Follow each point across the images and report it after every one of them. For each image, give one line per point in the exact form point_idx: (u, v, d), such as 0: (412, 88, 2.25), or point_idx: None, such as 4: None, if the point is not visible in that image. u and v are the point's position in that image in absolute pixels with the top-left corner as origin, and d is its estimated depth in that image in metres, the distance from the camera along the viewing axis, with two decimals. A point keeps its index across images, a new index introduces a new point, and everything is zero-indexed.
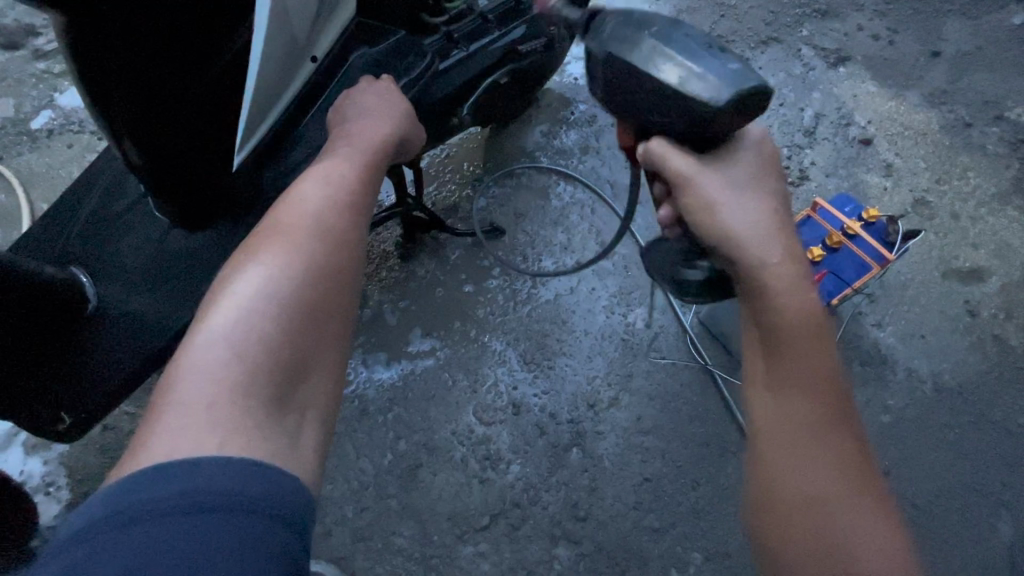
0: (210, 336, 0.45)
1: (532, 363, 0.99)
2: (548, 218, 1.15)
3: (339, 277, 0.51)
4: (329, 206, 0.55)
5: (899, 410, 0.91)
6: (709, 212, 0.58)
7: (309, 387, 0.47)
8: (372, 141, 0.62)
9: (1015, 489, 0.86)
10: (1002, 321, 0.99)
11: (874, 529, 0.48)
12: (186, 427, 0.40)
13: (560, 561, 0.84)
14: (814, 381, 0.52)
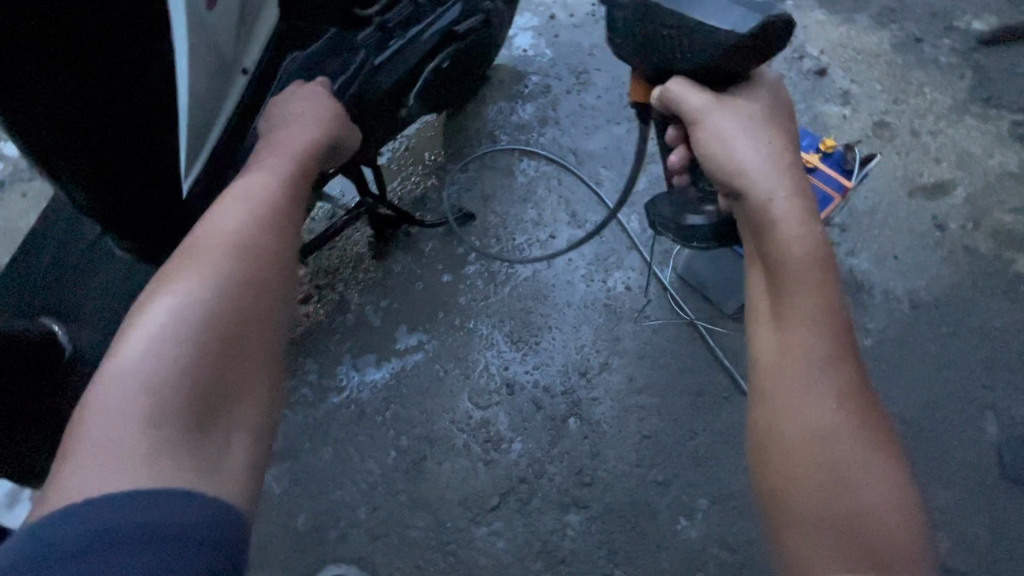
0: (122, 366, 0.41)
1: (519, 342, 1.00)
2: (516, 195, 1.14)
3: (269, 295, 0.49)
4: (253, 221, 0.52)
5: (880, 332, 0.94)
6: (724, 145, 0.60)
7: (234, 414, 0.44)
8: (298, 153, 0.59)
9: (998, 391, 0.89)
10: (971, 231, 1.00)
11: (879, 462, 0.45)
12: (103, 461, 0.37)
13: (573, 527, 0.86)
14: (823, 314, 0.50)
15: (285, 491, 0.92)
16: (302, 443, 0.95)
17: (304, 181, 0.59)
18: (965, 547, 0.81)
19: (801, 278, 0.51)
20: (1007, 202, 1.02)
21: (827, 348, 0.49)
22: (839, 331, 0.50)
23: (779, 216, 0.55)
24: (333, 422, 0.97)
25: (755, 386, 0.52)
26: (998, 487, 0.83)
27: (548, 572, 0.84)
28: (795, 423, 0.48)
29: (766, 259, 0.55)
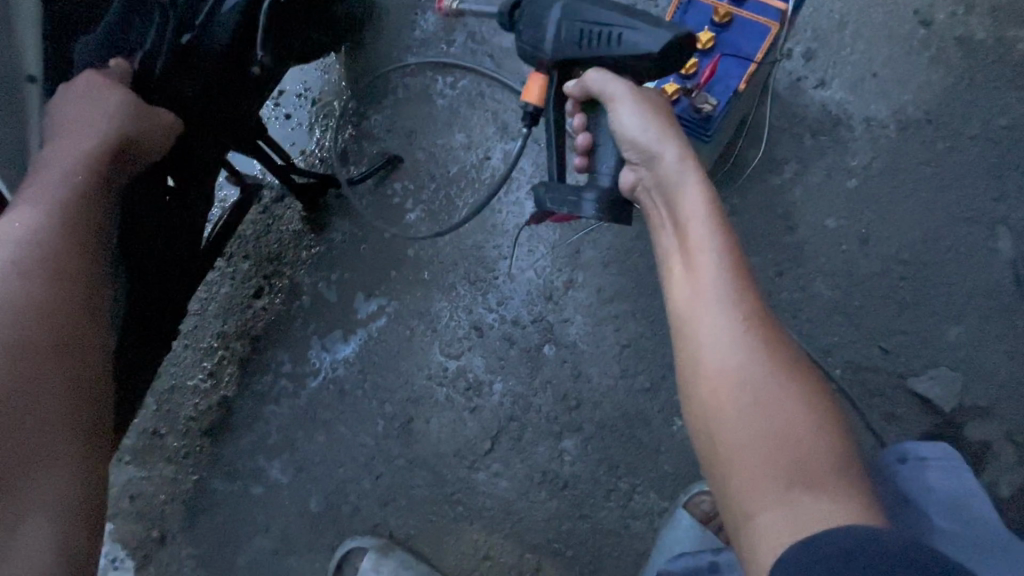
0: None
1: (477, 282, 0.93)
2: (440, 121, 1.02)
3: (44, 353, 0.52)
4: (20, 270, 0.53)
5: (865, 169, 0.82)
6: (624, 114, 0.59)
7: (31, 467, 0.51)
8: (69, 174, 0.57)
9: (1009, 201, 0.78)
10: (964, 17, 0.83)
11: (802, 402, 0.46)
12: None
13: (569, 452, 0.84)
14: (727, 257, 0.51)
15: (291, 480, 0.94)
16: (293, 434, 0.95)
17: (90, 210, 0.58)
18: (979, 380, 0.75)
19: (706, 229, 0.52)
20: None
21: (730, 286, 0.50)
22: (741, 273, 0.51)
23: (677, 179, 0.56)
24: (317, 406, 0.96)
25: (679, 340, 0.51)
26: (1013, 309, 0.76)
27: (554, 499, 0.84)
28: (721, 371, 0.47)
29: (675, 214, 0.55)
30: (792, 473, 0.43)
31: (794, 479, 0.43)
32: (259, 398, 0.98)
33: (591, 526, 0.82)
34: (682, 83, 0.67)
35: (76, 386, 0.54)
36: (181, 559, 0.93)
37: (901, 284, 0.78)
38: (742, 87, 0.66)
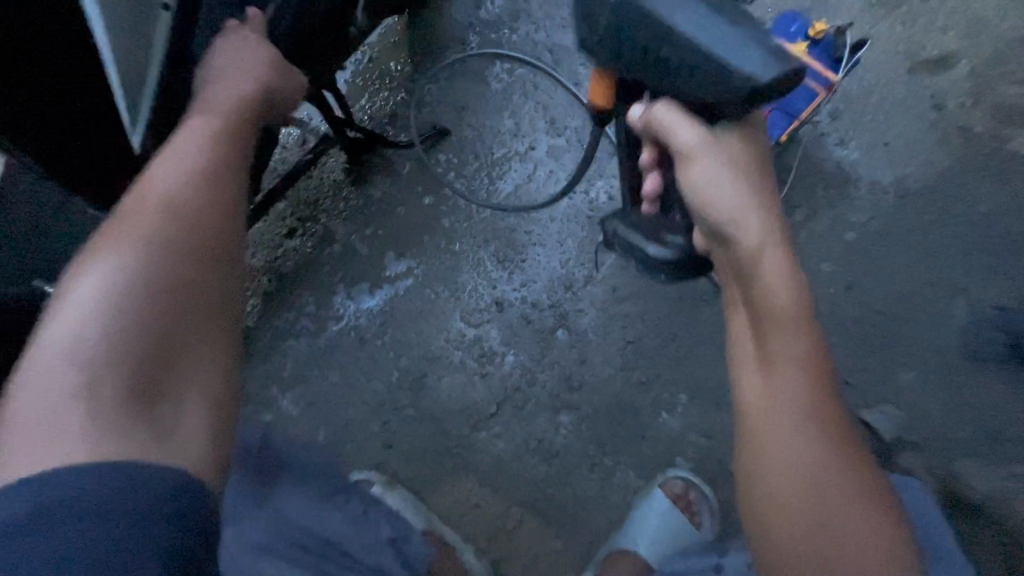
0: (44, 333, 0.43)
1: (505, 261, 1.01)
2: (491, 104, 1.08)
3: (202, 262, 0.50)
4: (187, 184, 0.53)
5: (862, 225, 0.93)
6: (708, 175, 0.59)
7: (184, 378, 0.46)
8: (231, 107, 0.59)
9: (974, 276, 0.91)
10: (970, 109, 0.95)
11: (865, 515, 0.47)
12: (35, 439, 0.38)
13: (564, 426, 0.95)
14: (802, 360, 0.52)
15: (302, 413, 1.01)
16: (309, 372, 1.02)
17: (236, 144, 0.58)
18: (917, 420, 0.89)
19: (779, 320, 0.53)
20: (1013, 75, 0.96)
21: (809, 396, 0.50)
22: (820, 374, 0.51)
23: (764, 263, 0.56)
24: (336, 349, 1.02)
25: (745, 430, 0.53)
26: (957, 367, 0.90)
27: (544, 464, 0.94)
28: (787, 475, 0.49)
29: (750, 302, 0.57)
30: None
31: None
32: (280, 333, 1.03)
33: (572, 492, 0.93)
34: None
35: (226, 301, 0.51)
36: None
37: (871, 330, 0.91)
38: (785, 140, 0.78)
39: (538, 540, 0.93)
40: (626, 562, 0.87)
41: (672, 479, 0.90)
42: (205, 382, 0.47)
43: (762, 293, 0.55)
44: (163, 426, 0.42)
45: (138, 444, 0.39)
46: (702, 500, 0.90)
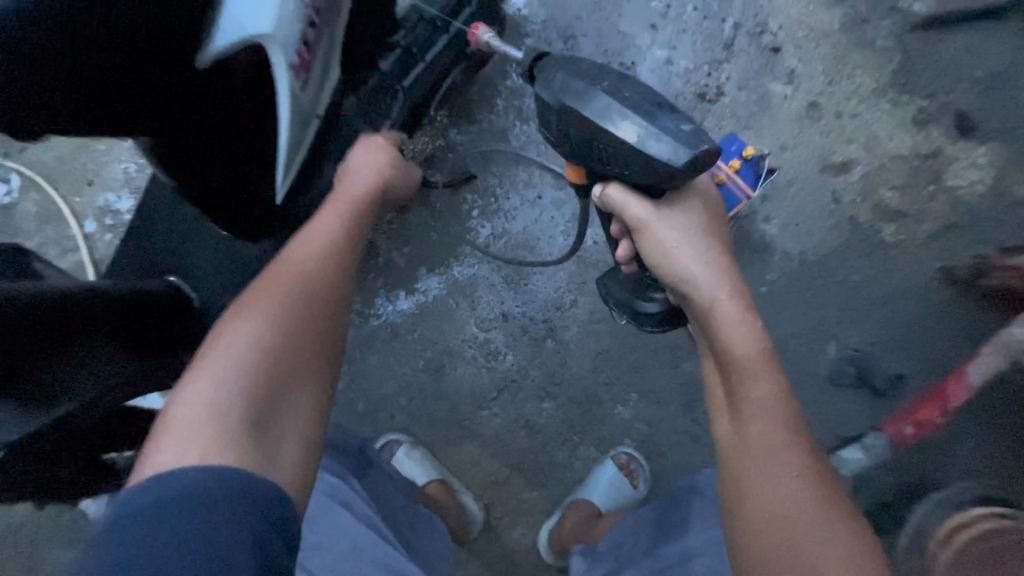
0: (200, 369, 0.66)
1: (512, 283, 1.32)
2: (510, 157, 1.37)
3: (301, 335, 0.72)
4: (303, 273, 0.77)
5: (773, 282, 1.29)
6: (665, 238, 0.85)
7: (282, 416, 0.67)
8: (343, 212, 0.86)
9: (848, 324, 1.27)
10: (859, 204, 1.31)
11: (832, 529, 0.64)
12: (186, 440, 0.60)
13: (546, 410, 1.28)
14: (768, 399, 0.72)
15: (346, 386, 1.31)
16: (354, 355, 1.32)
17: (337, 247, 0.81)
18: None
19: (744, 363, 0.75)
20: (894, 181, 1.31)
21: (778, 433, 0.70)
22: (787, 416, 0.71)
23: (721, 314, 0.80)
24: (375, 338, 1.33)
25: (730, 462, 0.72)
26: (826, 388, 1.26)
27: (528, 437, 1.28)
28: (766, 498, 0.67)
29: (720, 357, 0.78)
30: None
31: None
32: None
33: (548, 458, 1.27)
34: None
35: (313, 366, 0.72)
36: None
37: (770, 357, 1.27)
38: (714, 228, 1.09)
39: (520, 492, 1.27)
40: (582, 508, 1.21)
41: (621, 454, 1.24)
42: (292, 424, 0.68)
43: (723, 348, 0.78)
44: (261, 446, 0.63)
45: (247, 456, 0.60)
46: (641, 471, 1.24)
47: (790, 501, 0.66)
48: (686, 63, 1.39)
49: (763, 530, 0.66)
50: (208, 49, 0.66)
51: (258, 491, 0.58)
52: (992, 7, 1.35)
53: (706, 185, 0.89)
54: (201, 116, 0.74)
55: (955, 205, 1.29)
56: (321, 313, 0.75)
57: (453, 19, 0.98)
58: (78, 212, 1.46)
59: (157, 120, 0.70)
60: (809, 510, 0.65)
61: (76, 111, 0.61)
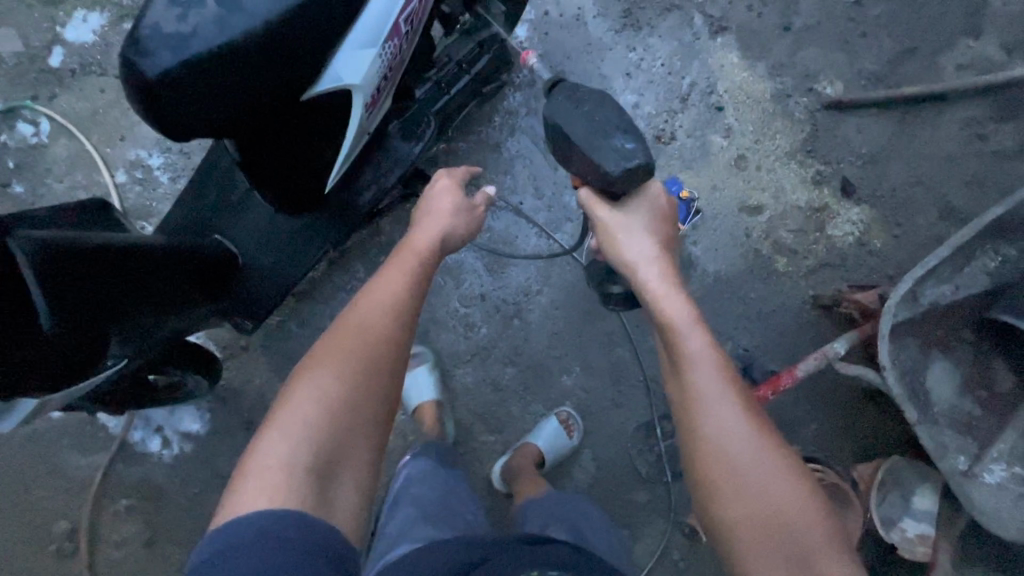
0: (274, 430, 0.88)
1: (492, 270, 1.63)
2: (501, 166, 1.66)
3: (357, 395, 0.93)
4: (355, 343, 0.97)
5: (692, 291, 1.68)
6: (626, 238, 1.03)
7: (338, 469, 0.89)
8: (394, 288, 1.05)
9: (744, 331, 1.66)
10: (763, 240, 1.70)
11: (757, 450, 0.84)
12: (267, 483, 0.83)
13: (507, 374, 1.61)
14: (708, 356, 0.90)
15: None
16: None
17: (386, 317, 1.01)
18: None
19: (679, 326, 0.94)
20: (791, 225, 1.71)
21: (720, 382, 0.88)
22: (723, 364, 0.90)
23: (662, 299, 0.97)
24: None
25: (681, 415, 0.90)
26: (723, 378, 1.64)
27: (491, 394, 1.60)
28: (710, 438, 0.86)
29: (662, 329, 0.96)
30: (749, 512, 0.81)
31: (751, 518, 0.81)
32: None
33: (505, 412, 1.60)
34: None
35: (367, 420, 0.94)
36: (260, 363, 1.54)
37: None
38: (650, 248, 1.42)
39: (480, 435, 1.59)
40: (526, 452, 1.50)
41: (563, 412, 1.56)
42: (351, 468, 0.91)
43: (664, 318, 0.95)
44: (324, 488, 0.86)
45: (310, 505, 0.83)
46: (576, 425, 1.57)
47: (726, 440, 0.85)
48: (650, 108, 1.72)
49: (707, 471, 0.85)
50: (312, 91, 0.91)
51: (322, 536, 0.79)
52: (881, 100, 1.76)
53: (656, 195, 1.05)
54: (288, 130, 0.99)
55: (830, 250, 1.70)
56: (373, 379, 0.96)
57: (472, 67, 1.28)
58: (107, 161, 1.63)
59: (258, 129, 0.95)
60: (742, 436, 0.85)
61: (213, 121, 0.87)
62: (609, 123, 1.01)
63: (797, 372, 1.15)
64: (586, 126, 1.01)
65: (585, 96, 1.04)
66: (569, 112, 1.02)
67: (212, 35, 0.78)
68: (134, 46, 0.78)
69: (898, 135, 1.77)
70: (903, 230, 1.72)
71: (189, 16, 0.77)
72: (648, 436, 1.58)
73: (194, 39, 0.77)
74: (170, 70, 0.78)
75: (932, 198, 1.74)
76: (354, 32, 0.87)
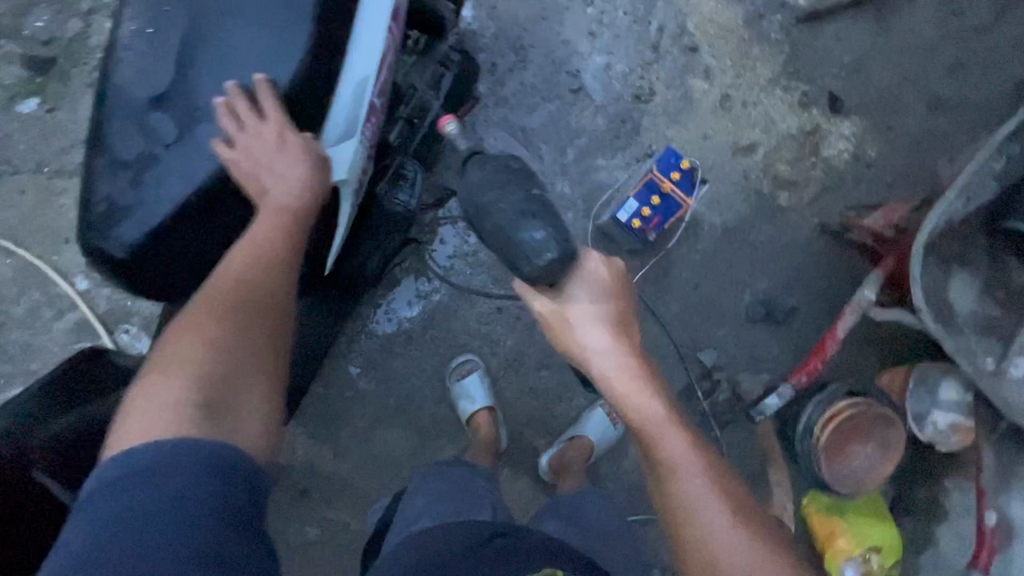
0: (157, 365, 0.70)
1: (502, 281, 1.58)
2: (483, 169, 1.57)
3: (249, 324, 0.75)
4: (240, 275, 0.78)
5: (703, 249, 1.64)
6: (574, 330, 0.93)
7: (237, 398, 0.70)
8: (259, 227, 0.82)
9: (762, 275, 1.65)
10: (763, 177, 1.65)
11: (751, 554, 0.80)
12: (148, 422, 0.65)
13: (544, 377, 1.59)
14: (684, 457, 0.85)
15: (375, 387, 1.55)
16: (378, 359, 1.56)
17: (273, 258, 0.81)
18: (729, 355, 1.64)
19: (653, 429, 0.86)
20: (786, 156, 1.65)
21: (703, 481, 0.84)
22: (704, 460, 0.86)
23: (625, 394, 0.88)
24: (393, 342, 1.56)
25: (668, 518, 0.85)
26: (751, 325, 1.64)
27: (533, 401, 1.59)
28: (701, 550, 0.82)
29: (631, 419, 0.88)
30: None
31: None
32: (350, 338, 1.56)
33: (550, 415, 1.59)
34: (646, 222, 1.48)
35: (267, 350, 0.75)
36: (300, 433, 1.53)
37: (704, 307, 1.64)
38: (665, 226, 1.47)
39: (532, 441, 1.59)
40: (576, 442, 1.51)
41: (609, 406, 1.56)
42: (256, 398, 0.72)
43: (629, 412, 0.88)
44: (223, 421, 0.67)
45: (202, 433, 0.65)
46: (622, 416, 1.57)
47: (715, 549, 0.81)
48: (623, 66, 1.61)
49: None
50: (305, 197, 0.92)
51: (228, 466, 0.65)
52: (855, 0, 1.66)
53: (595, 269, 0.97)
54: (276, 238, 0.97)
55: (829, 172, 1.66)
56: (270, 311, 0.77)
57: (438, 92, 1.17)
58: (62, 270, 1.48)
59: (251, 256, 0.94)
60: (737, 548, 0.80)
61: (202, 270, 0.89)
62: (519, 207, 1.07)
63: (842, 336, 1.25)
64: (499, 217, 1.06)
65: (493, 184, 1.09)
66: (482, 204, 1.08)
67: (179, 188, 0.83)
68: (103, 223, 0.83)
69: (877, 33, 1.68)
70: (896, 133, 1.67)
71: (146, 176, 0.83)
72: (690, 398, 1.62)
73: (161, 199, 0.83)
74: (141, 239, 0.82)
75: (920, 93, 1.67)
76: (329, 129, 0.91)
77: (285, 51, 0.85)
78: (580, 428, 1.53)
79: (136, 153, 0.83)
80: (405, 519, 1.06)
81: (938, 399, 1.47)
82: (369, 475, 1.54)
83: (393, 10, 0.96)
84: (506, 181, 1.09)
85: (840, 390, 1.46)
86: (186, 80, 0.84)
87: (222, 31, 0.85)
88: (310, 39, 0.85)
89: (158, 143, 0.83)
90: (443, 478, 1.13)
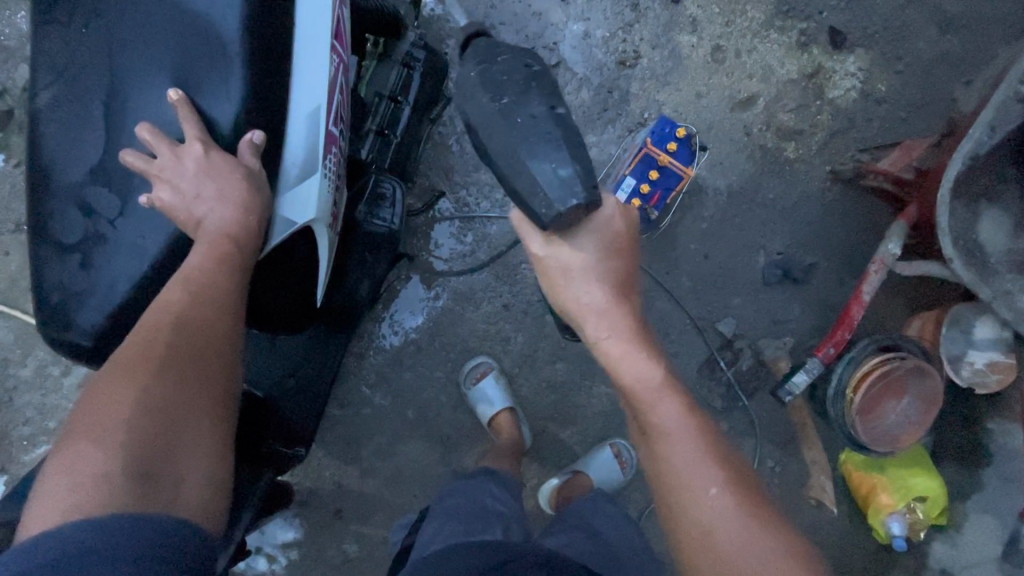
0: (82, 432, 0.66)
1: (503, 277, 1.52)
2: (468, 165, 1.51)
3: (188, 382, 0.73)
4: (172, 329, 0.76)
5: (709, 217, 1.56)
6: (568, 281, 0.84)
7: (176, 462, 0.68)
8: (189, 272, 0.80)
9: (775, 236, 1.56)
10: (765, 131, 1.54)
11: (751, 536, 0.75)
12: (74, 494, 0.61)
13: (560, 369, 1.55)
14: (685, 431, 0.80)
15: (390, 402, 1.53)
16: (388, 373, 1.53)
17: (209, 306, 0.79)
18: (747, 323, 1.57)
19: (646, 395, 0.81)
20: (789, 104, 1.54)
21: (702, 456, 0.79)
22: (703, 431, 0.81)
23: (616, 356, 0.83)
24: (401, 355, 1.53)
25: (658, 491, 0.82)
26: (769, 289, 1.57)
27: (552, 395, 1.55)
28: (696, 525, 0.77)
29: (621, 379, 0.83)
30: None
31: None
32: (358, 355, 1.53)
33: (570, 407, 1.55)
34: (644, 199, 1.39)
35: (207, 409, 0.75)
36: (322, 456, 1.53)
37: (715, 276, 1.57)
38: (669, 201, 1.39)
39: (556, 434, 1.56)
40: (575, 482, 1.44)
41: (616, 446, 1.51)
42: (197, 462, 0.71)
43: (618, 373, 0.83)
44: (161, 488, 0.65)
45: (136, 503, 0.62)
46: (629, 457, 1.52)
47: (709, 526, 0.76)
48: (603, 32, 1.50)
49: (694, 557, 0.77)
50: (271, 241, 0.92)
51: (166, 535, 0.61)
52: None
53: (610, 217, 0.84)
54: (264, 283, 0.97)
55: (836, 115, 1.55)
56: (209, 368, 0.76)
57: (407, 95, 1.19)
58: None
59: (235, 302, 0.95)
60: (730, 520, 0.76)
61: None
62: (538, 130, 0.81)
63: (865, 301, 1.27)
64: (506, 132, 0.81)
65: (507, 84, 0.83)
66: (485, 109, 0.83)
67: (130, 270, 0.82)
68: (60, 312, 0.83)
69: None
70: (906, 63, 1.54)
71: (93, 259, 0.82)
72: (712, 371, 1.57)
73: (114, 284, 0.82)
74: (103, 324, 0.82)
75: (929, 13, 1.53)
76: (285, 171, 0.90)
77: (220, 103, 0.83)
78: (585, 467, 1.49)
79: (78, 234, 0.83)
80: (421, 543, 1.06)
81: (973, 339, 1.40)
82: (398, 490, 1.53)
83: (336, 29, 0.93)
84: (525, 84, 0.83)
85: (871, 345, 1.38)
86: (119, 148, 0.83)
87: (150, 89, 0.82)
88: (246, 85, 0.83)
89: (102, 218, 0.83)
90: (457, 495, 1.14)
